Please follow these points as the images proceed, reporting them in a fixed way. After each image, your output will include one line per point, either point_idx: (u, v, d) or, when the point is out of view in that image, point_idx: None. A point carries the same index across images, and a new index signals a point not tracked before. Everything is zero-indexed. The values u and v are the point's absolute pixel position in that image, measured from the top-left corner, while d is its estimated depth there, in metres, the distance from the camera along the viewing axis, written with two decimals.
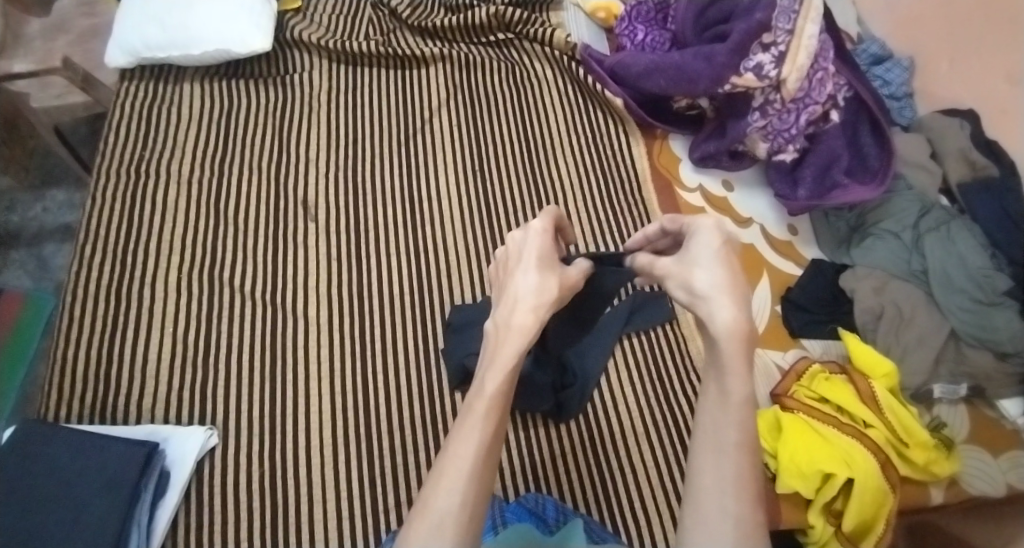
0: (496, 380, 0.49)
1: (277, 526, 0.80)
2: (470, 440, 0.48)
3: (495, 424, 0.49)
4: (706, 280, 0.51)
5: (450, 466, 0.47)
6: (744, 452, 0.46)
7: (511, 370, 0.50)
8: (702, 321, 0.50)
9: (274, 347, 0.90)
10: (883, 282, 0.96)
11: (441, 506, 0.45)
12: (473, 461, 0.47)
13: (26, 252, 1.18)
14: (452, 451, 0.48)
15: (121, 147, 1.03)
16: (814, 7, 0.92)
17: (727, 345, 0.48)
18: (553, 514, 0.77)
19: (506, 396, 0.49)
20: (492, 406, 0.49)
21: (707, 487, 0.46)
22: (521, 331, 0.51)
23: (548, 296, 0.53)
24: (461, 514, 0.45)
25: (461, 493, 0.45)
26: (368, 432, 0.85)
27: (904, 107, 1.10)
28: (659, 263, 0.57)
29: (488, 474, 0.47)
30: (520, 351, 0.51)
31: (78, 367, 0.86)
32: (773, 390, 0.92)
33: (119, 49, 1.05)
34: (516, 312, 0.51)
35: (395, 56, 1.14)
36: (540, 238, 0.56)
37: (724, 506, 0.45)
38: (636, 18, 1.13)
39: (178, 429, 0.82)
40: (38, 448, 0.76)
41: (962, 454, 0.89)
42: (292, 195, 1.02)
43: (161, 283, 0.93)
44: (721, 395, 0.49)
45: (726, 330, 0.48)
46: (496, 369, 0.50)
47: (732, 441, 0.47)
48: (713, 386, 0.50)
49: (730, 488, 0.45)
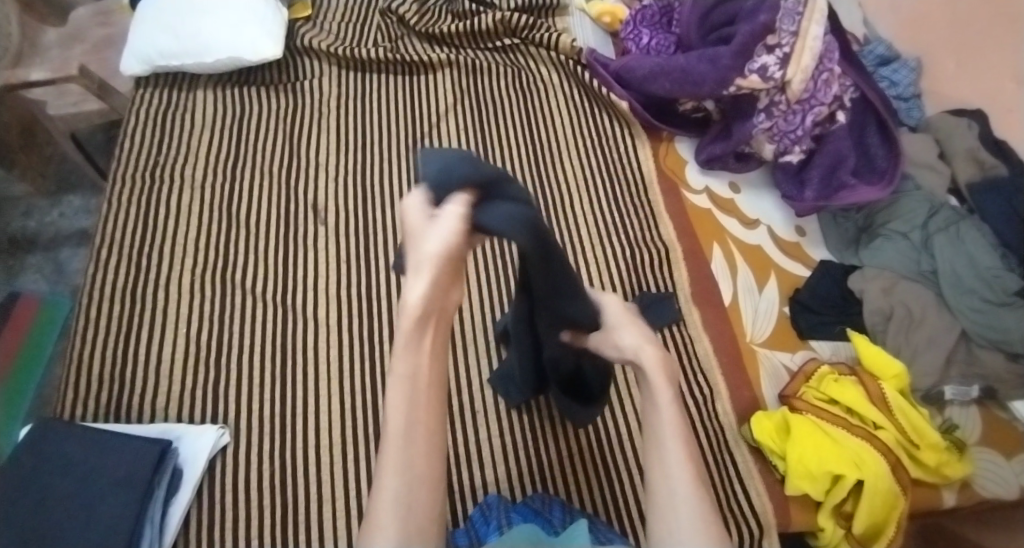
0: (401, 366, 0.56)
1: (287, 526, 0.80)
2: (393, 434, 0.54)
3: (415, 415, 0.55)
4: (630, 340, 0.63)
5: (385, 465, 0.54)
6: (680, 439, 0.60)
7: (407, 351, 0.56)
8: (635, 365, 0.63)
9: (284, 348, 0.91)
10: (892, 283, 0.95)
11: (384, 507, 0.52)
12: (405, 457, 0.54)
13: (43, 256, 1.20)
14: (385, 451, 0.54)
15: (136, 153, 1.05)
16: (818, 8, 0.94)
17: (653, 372, 0.62)
18: (560, 514, 0.76)
19: (413, 382, 0.55)
20: (404, 398, 0.55)
21: (662, 479, 0.59)
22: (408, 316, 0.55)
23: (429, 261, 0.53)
24: (400, 506, 0.52)
25: (399, 489, 0.52)
26: (378, 431, 0.86)
27: (913, 108, 1.09)
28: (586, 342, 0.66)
29: (423, 457, 0.54)
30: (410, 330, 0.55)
31: (94, 366, 0.88)
32: (782, 391, 0.92)
33: (134, 57, 1.08)
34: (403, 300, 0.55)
35: (403, 62, 1.16)
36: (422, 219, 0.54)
37: (676, 488, 0.58)
38: (641, 22, 1.14)
39: (190, 427, 0.83)
40: (55, 446, 0.78)
41: (974, 456, 0.88)
42: (301, 198, 1.04)
43: (174, 286, 0.95)
44: (654, 403, 0.62)
45: (651, 362, 0.62)
46: (398, 351, 0.56)
47: (669, 436, 0.60)
48: (646, 399, 0.63)
49: (677, 476, 0.58)
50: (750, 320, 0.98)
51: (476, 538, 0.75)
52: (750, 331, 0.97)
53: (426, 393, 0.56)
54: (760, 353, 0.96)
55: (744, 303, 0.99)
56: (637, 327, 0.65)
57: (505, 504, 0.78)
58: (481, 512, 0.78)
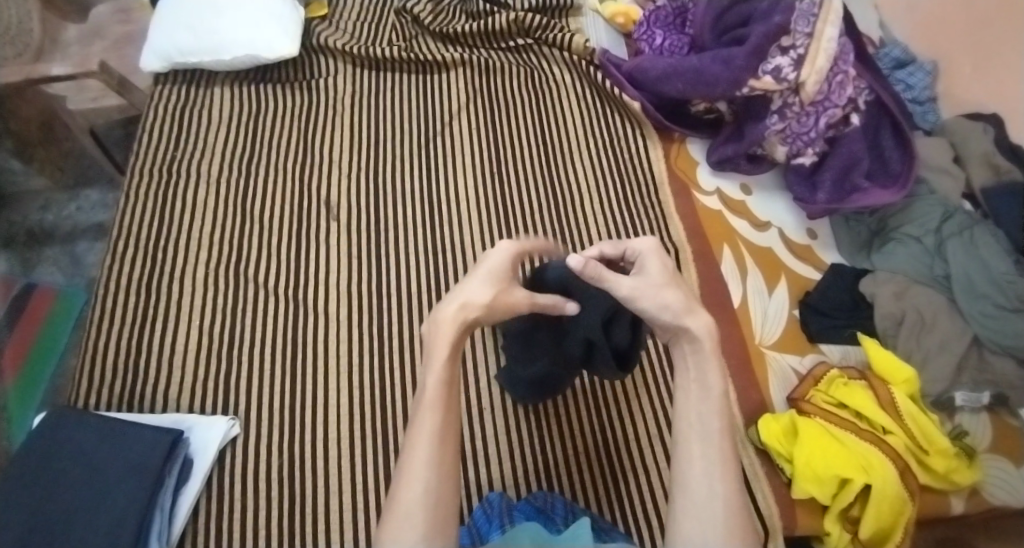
0: (437, 375, 0.60)
1: (294, 519, 0.82)
2: (424, 432, 0.59)
3: (442, 414, 0.60)
4: (679, 301, 0.61)
5: (414, 458, 0.58)
6: (724, 434, 0.60)
7: (447, 362, 0.61)
8: (686, 333, 0.62)
9: (295, 343, 0.93)
10: (904, 287, 0.95)
11: (411, 498, 0.57)
12: (432, 453, 0.58)
13: (61, 249, 1.22)
14: (415, 445, 0.59)
15: (154, 147, 1.07)
16: (833, 10, 0.93)
17: (708, 347, 0.62)
18: (562, 512, 0.77)
19: (446, 389, 0.61)
20: (437, 400, 0.60)
21: (700, 471, 0.59)
22: (448, 327, 0.60)
23: (478, 303, 0.61)
24: (427, 497, 0.57)
25: (427, 483, 0.57)
26: (385, 428, 0.88)
27: (927, 111, 1.08)
28: (618, 286, 0.60)
29: (447, 454, 0.59)
30: (451, 341, 0.60)
31: (110, 358, 0.90)
32: (790, 394, 0.92)
33: (153, 53, 1.09)
34: (444, 305, 0.61)
35: (417, 61, 1.16)
36: (499, 262, 0.63)
37: (712, 481, 0.59)
38: (654, 22, 1.14)
39: (202, 418, 0.85)
40: (70, 434, 0.79)
41: (983, 463, 0.88)
42: (314, 194, 1.05)
43: (188, 279, 0.96)
44: (703, 388, 0.62)
45: (705, 335, 0.62)
46: (435, 366, 0.61)
47: (714, 430, 0.60)
48: (694, 381, 0.62)
49: (716, 470, 0.59)
50: (759, 322, 0.98)
51: (477, 536, 0.76)
52: (759, 333, 0.97)
53: (453, 396, 0.61)
54: (769, 355, 0.96)
55: (754, 305, 0.99)
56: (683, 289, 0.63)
57: (507, 502, 0.79)
58: (483, 509, 0.79)
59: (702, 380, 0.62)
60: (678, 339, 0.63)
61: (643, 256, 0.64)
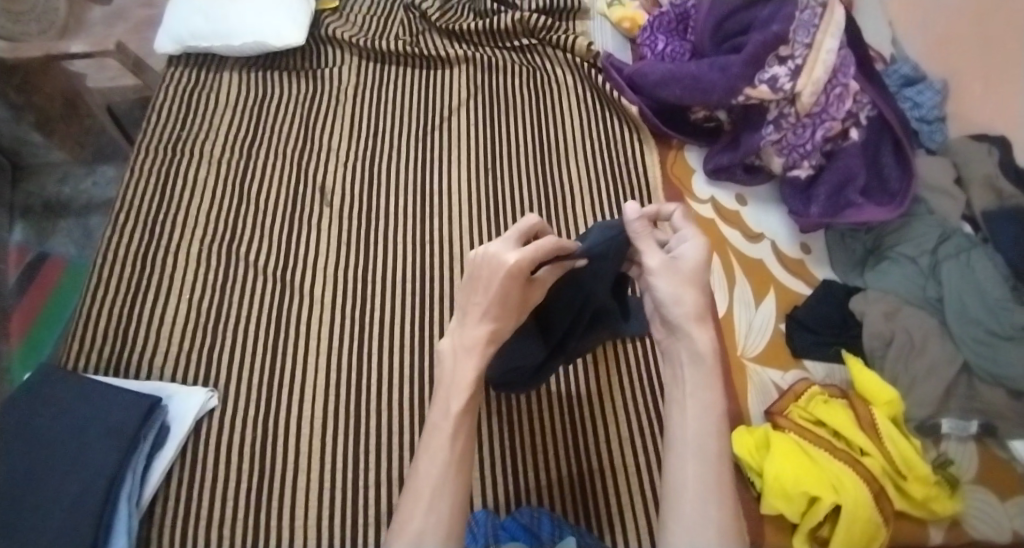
0: (459, 403, 0.60)
1: (263, 492, 0.84)
2: (438, 460, 0.58)
3: (461, 444, 0.59)
4: (684, 310, 0.60)
5: (427, 486, 0.57)
6: (720, 458, 0.56)
7: (470, 392, 0.60)
8: (687, 341, 0.60)
9: (279, 322, 0.95)
10: (895, 308, 0.92)
11: (419, 529, 0.54)
12: (444, 481, 0.57)
13: (74, 221, 1.27)
14: (428, 473, 0.57)
15: (163, 125, 1.10)
16: (834, 22, 0.93)
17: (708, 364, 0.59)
18: (550, 530, 0.78)
19: (468, 419, 0.60)
20: (459, 427, 0.59)
21: (693, 498, 0.55)
22: (477, 353, 0.61)
23: (505, 323, 0.62)
24: (439, 530, 0.55)
25: (438, 514, 0.55)
26: (359, 410, 0.90)
27: (935, 131, 1.05)
28: (648, 256, 0.63)
29: (460, 486, 0.57)
30: (477, 369, 0.60)
31: (101, 322, 0.93)
32: (768, 408, 0.91)
33: (167, 36, 1.14)
34: (474, 328, 0.61)
35: (421, 56, 1.18)
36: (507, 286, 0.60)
37: (707, 511, 0.54)
38: (658, 28, 1.13)
39: (182, 388, 0.88)
40: (55, 391, 0.83)
41: (966, 495, 0.85)
42: (312, 179, 1.07)
43: (183, 253, 1.00)
44: (702, 405, 0.58)
45: (707, 353, 0.59)
46: (461, 394, 0.60)
47: (712, 452, 0.56)
48: (692, 398, 0.59)
49: (711, 497, 0.55)
50: (742, 334, 0.97)
51: None
52: (742, 344, 0.96)
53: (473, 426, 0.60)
54: (750, 367, 0.95)
55: (738, 316, 0.98)
56: (697, 293, 0.61)
57: (494, 521, 0.81)
58: (470, 529, 0.81)
59: (700, 398, 0.58)
60: (677, 352, 0.61)
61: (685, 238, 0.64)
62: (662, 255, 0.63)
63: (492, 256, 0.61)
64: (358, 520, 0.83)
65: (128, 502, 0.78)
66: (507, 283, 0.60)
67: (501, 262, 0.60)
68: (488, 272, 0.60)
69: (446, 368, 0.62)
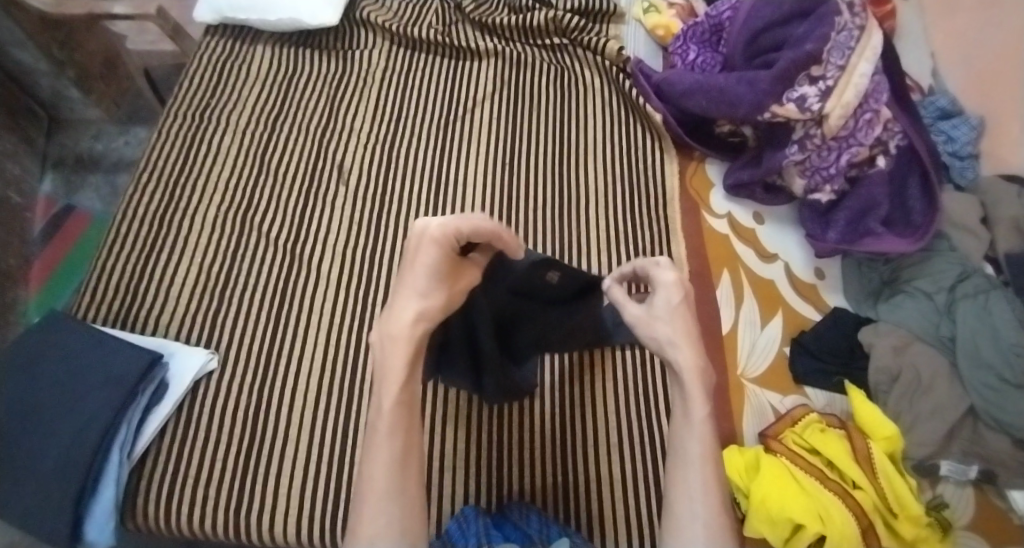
0: (392, 395, 0.57)
1: (251, 458, 0.86)
2: (381, 458, 0.57)
3: (400, 437, 0.57)
4: (667, 334, 0.62)
5: (373, 488, 0.56)
6: (708, 462, 0.59)
7: (403, 382, 0.57)
8: (670, 364, 0.62)
9: (284, 293, 0.97)
10: (905, 342, 0.91)
11: (370, 528, 0.55)
12: (389, 480, 0.56)
13: (103, 177, 1.30)
14: (372, 474, 0.57)
15: (194, 92, 1.12)
16: (869, 47, 0.93)
17: (688, 377, 0.60)
18: (537, 527, 0.78)
19: (402, 411, 0.57)
20: (395, 422, 0.57)
21: (682, 497, 0.58)
22: (404, 340, 0.57)
23: (434, 304, 0.58)
24: (390, 527, 0.55)
25: (389, 513, 0.56)
26: (352, 389, 0.91)
27: (966, 168, 1.03)
28: (629, 312, 0.66)
29: (408, 482, 0.57)
30: (407, 358, 0.57)
31: (114, 276, 0.95)
32: (762, 431, 0.89)
33: (207, 6, 1.16)
34: (398, 315, 0.58)
35: (451, 46, 1.19)
36: (435, 254, 0.57)
37: (694, 510, 0.57)
38: (691, 37, 1.12)
39: (185, 347, 0.90)
40: (62, 338, 0.85)
41: (957, 540, 0.82)
42: (331, 157, 1.09)
43: (199, 218, 1.01)
44: (686, 416, 0.60)
45: (687, 369, 0.61)
46: (390, 390, 0.57)
47: (697, 455, 0.59)
48: (680, 408, 0.61)
49: (698, 496, 0.57)
50: (745, 353, 0.96)
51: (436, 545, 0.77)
52: (744, 364, 0.95)
53: (410, 417, 0.58)
54: (749, 388, 0.93)
55: (743, 334, 0.97)
56: (675, 324, 0.63)
57: (483, 519, 0.78)
58: (458, 525, 0.77)
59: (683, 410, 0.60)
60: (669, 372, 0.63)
61: (663, 285, 0.65)
62: (639, 306, 0.66)
63: (417, 228, 0.59)
64: (338, 496, 0.84)
65: (120, 452, 0.80)
66: (436, 251, 0.57)
67: (423, 234, 0.58)
68: (414, 236, 0.58)
69: (375, 357, 0.58)
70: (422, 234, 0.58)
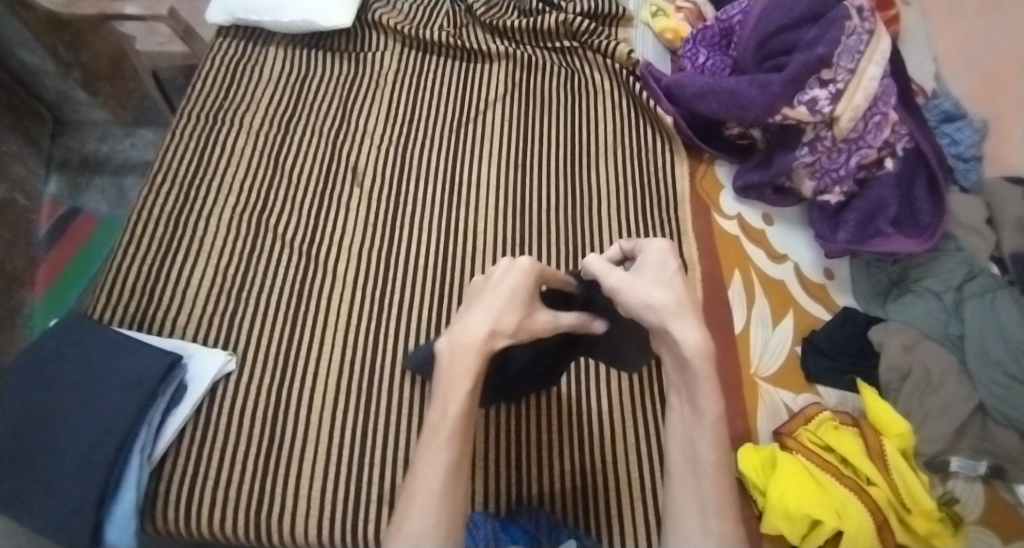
0: (458, 404, 0.59)
1: (270, 460, 0.85)
2: (436, 462, 0.57)
3: (458, 443, 0.58)
4: (669, 305, 0.61)
5: (424, 489, 0.56)
6: (718, 471, 0.59)
7: (470, 391, 0.59)
8: (672, 338, 0.60)
9: (301, 294, 0.97)
10: (915, 341, 0.92)
11: (415, 529, 0.54)
12: (441, 482, 0.57)
13: (109, 179, 1.29)
14: (424, 475, 0.57)
15: (206, 94, 1.12)
16: (879, 51, 0.95)
17: (698, 363, 0.59)
18: (547, 530, 0.79)
19: (466, 420, 0.59)
20: (456, 429, 0.58)
21: (693, 511, 0.58)
22: (476, 351, 0.59)
23: (507, 324, 0.61)
24: (436, 529, 0.55)
25: (434, 515, 0.55)
26: (370, 390, 0.90)
27: (970, 169, 1.06)
28: (610, 279, 0.65)
29: (458, 486, 0.58)
30: (476, 369, 0.59)
31: (129, 277, 0.95)
32: (777, 429, 0.90)
33: (220, 7, 1.17)
34: (472, 327, 0.60)
35: (462, 48, 1.19)
36: (518, 279, 0.63)
37: (706, 524, 0.57)
38: (700, 41, 1.14)
39: (203, 349, 0.89)
40: (80, 339, 0.85)
41: (968, 535, 0.84)
42: (345, 158, 1.09)
43: (214, 220, 1.01)
44: (696, 418, 0.60)
45: (697, 354, 0.59)
46: (456, 398, 0.59)
47: (709, 465, 0.59)
48: (689, 404, 0.61)
49: (711, 508, 0.58)
50: (758, 352, 0.97)
51: None
52: (757, 363, 0.96)
53: (469, 426, 0.59)
54: (762, 387, 0.95)
55: (755, 334, 0.98)
56: (674, 293, 0.61)
57: (492, 522, 0.77)
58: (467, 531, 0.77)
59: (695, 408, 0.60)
60: (669, 346, 0.61)
61: (652, 252, 0.66)
62: (621, 274, 0.65)
63: (503, 262, 0.65)
64: (359, 498, 0.84)
65: (140, 454, 0.80)
66: (519, 277, 0.63)
67: (514, 263, 0.64)
68: (499, 266, 0.65)
69: (441, 366, 0.60)
70: (509, 266, 0.64)
